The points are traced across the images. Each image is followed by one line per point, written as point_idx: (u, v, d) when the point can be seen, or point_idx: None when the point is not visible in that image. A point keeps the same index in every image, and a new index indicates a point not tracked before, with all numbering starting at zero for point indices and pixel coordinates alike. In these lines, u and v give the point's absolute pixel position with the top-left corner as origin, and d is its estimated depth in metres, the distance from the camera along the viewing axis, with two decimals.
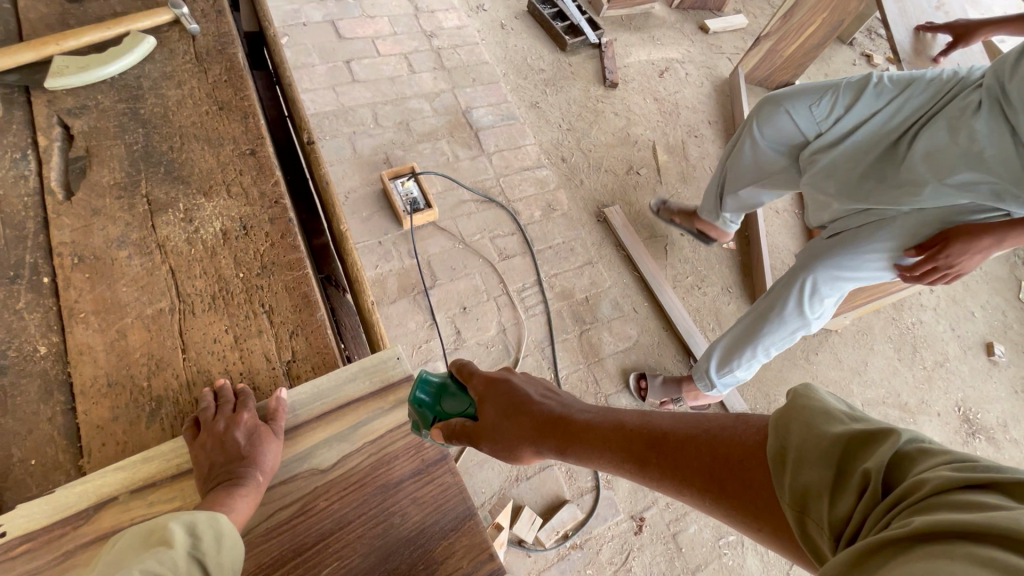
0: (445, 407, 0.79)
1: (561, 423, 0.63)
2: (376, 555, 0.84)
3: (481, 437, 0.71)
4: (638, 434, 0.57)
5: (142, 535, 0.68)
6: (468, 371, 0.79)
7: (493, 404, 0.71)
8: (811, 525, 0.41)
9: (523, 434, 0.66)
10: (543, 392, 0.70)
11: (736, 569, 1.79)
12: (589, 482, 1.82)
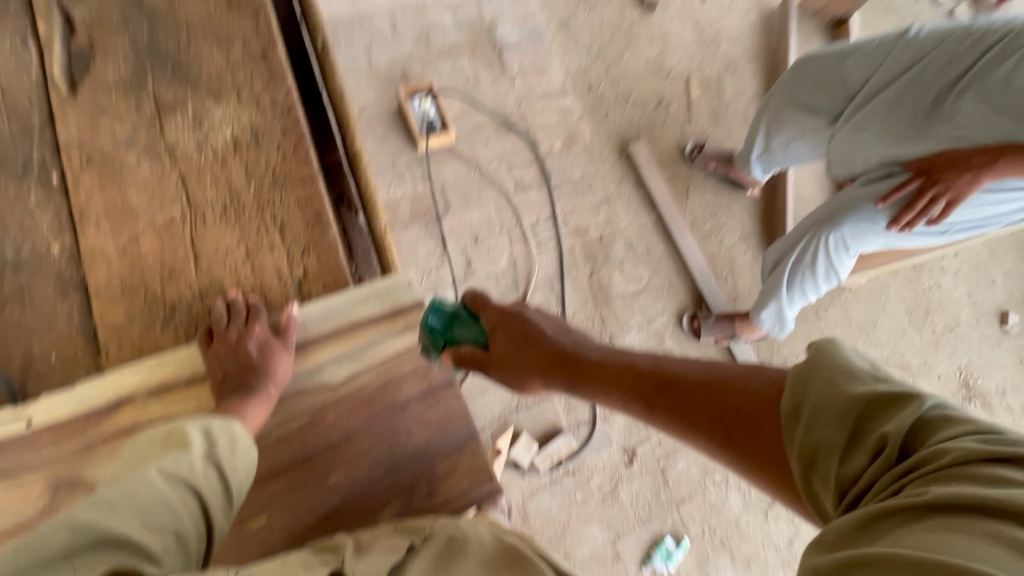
0: (456, 334, 0.78)
1: (572, 359, 0.66)
2: (382, 467, 0.88)
3: (489, 365, 0.74)
4: (650, 376, 0.58)
5: (161, 437, 0.70)
6: (483, 300, 0.79)
7: (505, 334, 0.73)
8: (816, 479, 0.42)
9: (534, 364, 0.69)
10: (556, 328, 0.73)
11: (717, 504, 1.88)
12: (586, 416, 1.87)
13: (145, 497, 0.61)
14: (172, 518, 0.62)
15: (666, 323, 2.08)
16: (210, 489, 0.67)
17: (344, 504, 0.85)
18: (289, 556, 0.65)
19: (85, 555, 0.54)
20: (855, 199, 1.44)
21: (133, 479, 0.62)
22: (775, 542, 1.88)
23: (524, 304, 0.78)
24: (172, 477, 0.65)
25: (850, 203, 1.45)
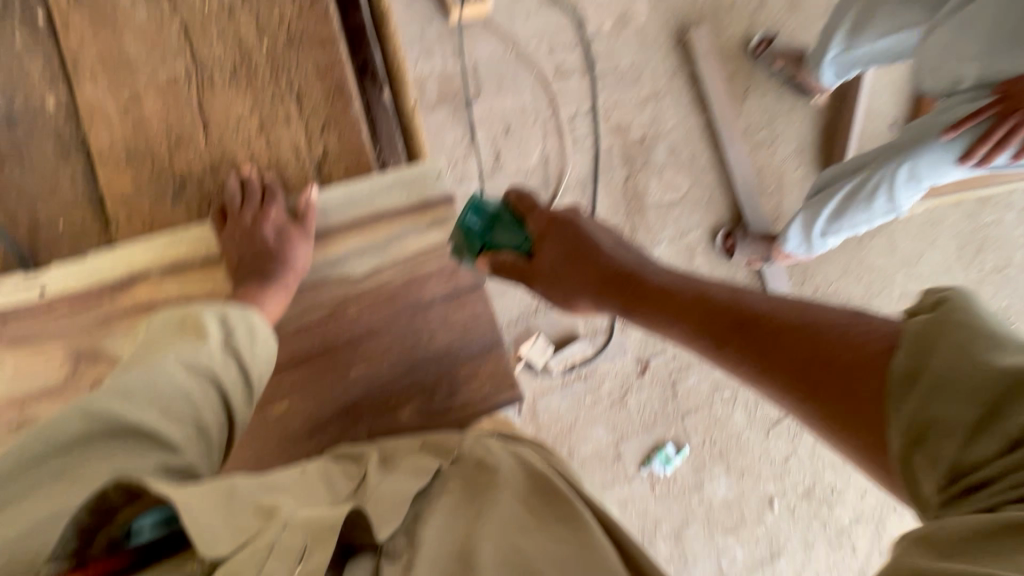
0: (496, 237, 0.74)
1: (635, 285, 0.63)
2: (403, 366, 0.85)
3: (534, 280, 0.70)
4: (723, 314, 0.54)
5: (176, 321, 0.67)
6: (529, 202, 0.74)
7: (555, 246, 0.68)
8: (920, 460, 0.37)
9: (590, 284, 0.66)
10: (614, 246, 0.68)
11: (722, 422, 1.75)
12: (605, 324, 1.74)
13: (162, 387, 0.60)
14: (192, 408, 0.61)
15: (700, 237, 1.93)
16: (230, 378, 0.65)
17: (365, 398, 0.84)
18: (312, 462, 0.68)
19: (106, 443, 0.55)
20: (940, 121, 1.14)
21: (149, 366, 0.60)
22: (773, 459, 1.76)
23: (576, 211, 0.72)
24: (189, 366, 0.62)
25: (928, 130, 1.16)
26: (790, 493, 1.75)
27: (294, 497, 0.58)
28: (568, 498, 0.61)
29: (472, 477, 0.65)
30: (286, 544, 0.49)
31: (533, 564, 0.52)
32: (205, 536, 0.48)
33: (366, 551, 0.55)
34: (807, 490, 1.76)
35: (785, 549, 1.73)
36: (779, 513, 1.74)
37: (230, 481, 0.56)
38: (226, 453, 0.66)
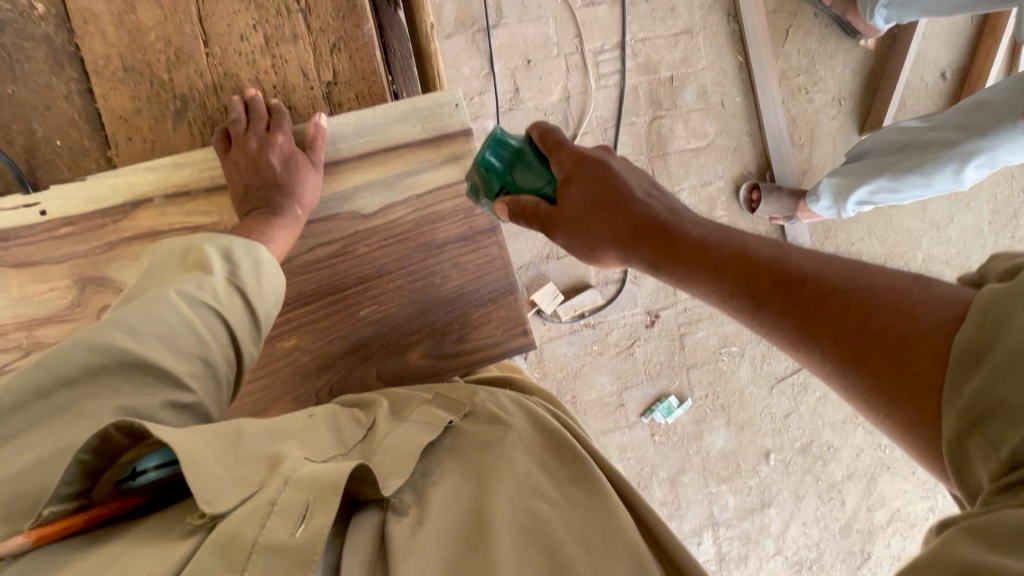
0: (517, 176, 0.71)
1: (666, 233, 0.56)
2: (414, 307, 0.83)
3: (554, 224, 0.65)
4: (766, 270, 0.47)
5: (179, 253, 0.65)
6: (555, 139, 0.68)
7: (582, 188, 0.63)
8: (975, 443, 0.32)
9: (616, 230, 0.60)
10: (648, 194, 0.61)
11: (726, 374, 1.73)
12: (618, 274, 1.70)
13: (166, 322, 0.57)
14: (198, 345, 0.60)
15: (724, 187, 1.83)
16: (236, 315, 0.64)
17: (374, 339, 0.83)
18: (320, 406, 0.68)
19: (110, 378, 0.53)
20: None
21: (150, 299, 0.58)
22: (774, 414, 1.74)
23: (610, 153, 0.66)
24: (194, 302, 0.60)
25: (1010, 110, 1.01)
26: (788, 448, 1.73)
27: (301, 445, 0.57)
28: (583, 459, 0.61)
29: (485, 436, 0.63)
30: (287, 501, 0.45)
31: (548, 529, 0.53)
32: (205, 489, 0.47)
33: (372, 506, 0.54)
34: (805, 445, 1.74)
35: (776, 499, 1.73)
36: (774, 465, 1.73)
37: (237, 423, 0.56)
38: (235, 389, 0.66)
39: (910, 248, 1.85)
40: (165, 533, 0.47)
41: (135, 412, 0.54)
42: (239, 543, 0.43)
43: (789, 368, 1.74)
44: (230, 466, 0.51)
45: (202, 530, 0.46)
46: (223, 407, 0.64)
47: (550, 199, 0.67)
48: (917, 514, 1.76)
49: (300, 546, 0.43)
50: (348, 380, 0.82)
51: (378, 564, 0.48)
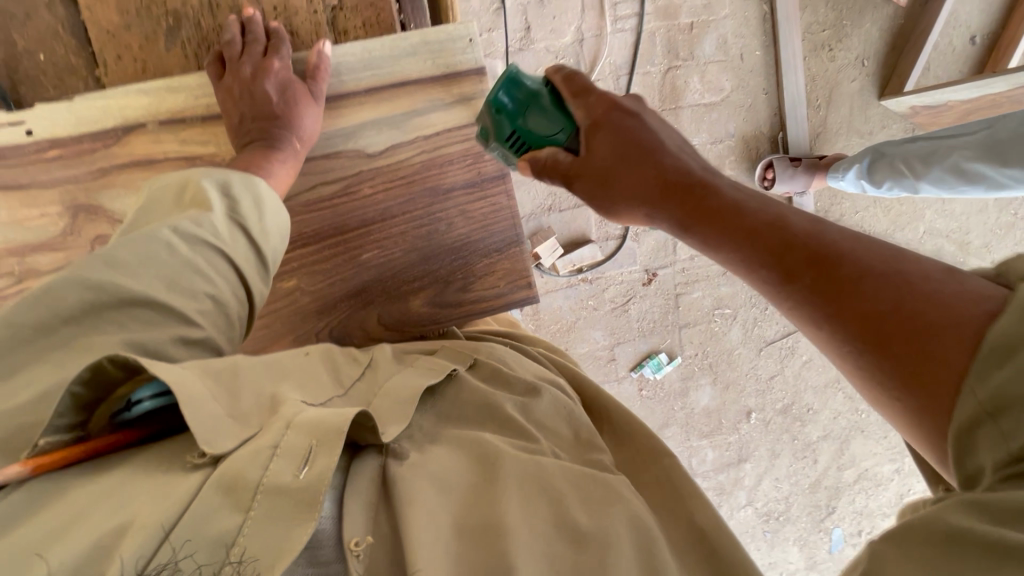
0: (527, 120, 0.67)
1: (693, 192, 0.52)
2: (416, 253, 0.82)
3: (571, 172, 0.63)
4: (801, 239, 0.43)
5: (175, 187, 0.62)
6: (577, 83, 0.65)
7: (611, 135, 0.59)
8: (987, 429, 0.32)
9: (636, 183, 0.57)
10: (679, 150, 0.57)
11: (718, 336, 1.74)
12: (618, 231, 1.69)
13: (164, 260, 0.56)
14: (203, 282, 0.58)
15: (734, 145, 1.78)
16: (240, 251, 0.62)
17: (375, 283, 0.81)
18: (314, 346, 0.69)
19: (114, 315, 0.52)
20: None
21: (142, 236, 0.56)
22: (759, 375, 1.76)
23: (643, 105, 0.62)
24: (191, 240, 0.58)
25: None
26: (769, 408, 1.77)
27: (297, 387, 0.58)
28: (587, 434, 0.63)
29: (488, 393, 0.63)
30: (291, 445, 0.46)
31: (554, 481, 0.54)
32: (205, 430, 0.47)
33: (371, 450, 0.54)
34: (785, 406, 1.78)
35: (752, 455, 1.79)
36: (754, 424, 1.78)
37: (234, 361, 0.56)
38: (248, 324, 0.66)
39: (913, 220, 1.82)
40: (166, 467, 0.46)
41: (143, 347, 0.53)
42: (244, 483, 0.43)
43: (779, 332, 1.75)
44: (232, 409, 0.51)
45: (207, 465, 0.45)
46: (236, 342, 0.64)
47: (567, 148, 0.65)
48: (883, 475, 1.81)
49: (305, 487, 0.43)
50: (349, 323, 0.81)
51: (381, 507, 0.49)
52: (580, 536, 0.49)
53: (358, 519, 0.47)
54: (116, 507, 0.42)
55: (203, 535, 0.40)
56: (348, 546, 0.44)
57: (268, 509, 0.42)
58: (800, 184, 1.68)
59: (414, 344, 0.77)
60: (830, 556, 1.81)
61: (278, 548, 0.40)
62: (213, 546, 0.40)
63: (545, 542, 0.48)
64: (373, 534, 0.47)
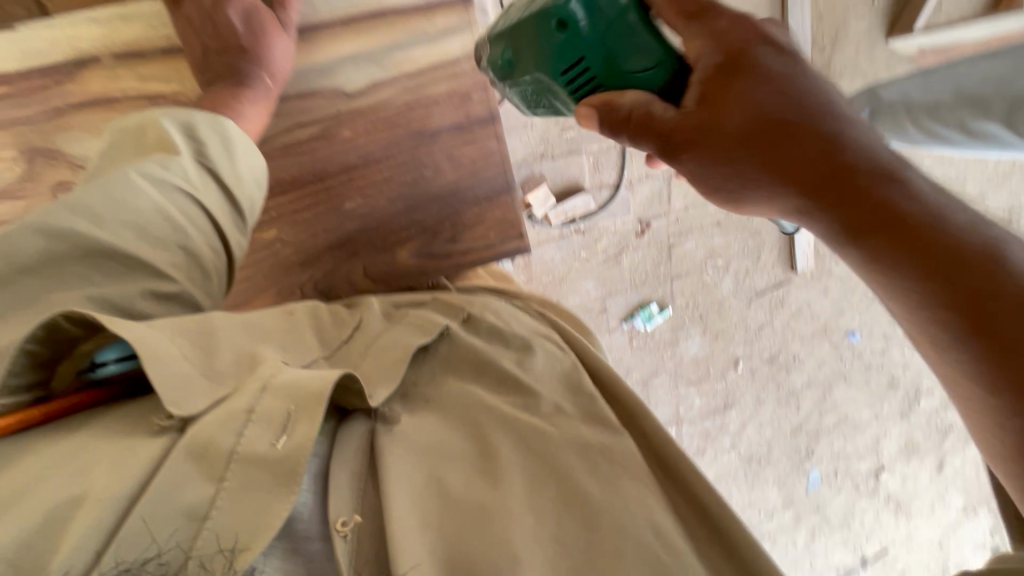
0: (614, 49, 0.57)
1: (858, 180, 0.44)
2: (401, 202, 0.78)
3: (679, 132, 0.52)
4: (973, 258, 0.39)
5: (137, 127, 0.57)
6: (690, 11, 0.56)
7: (750, 104, 0.50)
8: None
9: (775, 164, 0.48)
10: (836, 116, 0.48)
11: (709, 287, 1.71)
12: (613, 179, 1.65)
13: (131, 206, 0.53)
14: (174, 232, 0.55)
15: None
16: (213, 201, 0.58)
17: (360, 234, 0.78)
18: (300, 303, 0.66)
19: (77, 265, 0.50)
20: None
21: (107, 178, 0.52)
22: (748, 324, 1.73)
23: (793, 62, 0.52)
24: (159, 185, 0.54)
25: None
26: (755, 355, 1.74)
27: (279, 346, 0.56)
28: (582, 381, 0.62)
29: (479, 350, 0.62)
30: (267, 411, 0.46)
31: (558, 456, 0.55)
32: (173, 390, 0.46)
33: (358, 415, 0.54)
34: (772, 355, 1.74)
35: (737, 401, 1.76)
36: (742, 372, 1.74)
37: (209, 318, 0.54)
38: (229, 281, 0.62)
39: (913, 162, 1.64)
40: (132, 431, 0.46)
41: (109, 300, 0.51)
42: (217, 451, 0.43)
43: (769, 282, 1.71)
44: (206, 368, 0.50)
45: (173, 431, 0.46)
46: (217, 296, 0.60)
47: (661, 98, 0.57)
48: (862, 420, 1.77)
49: (283, 458, 0.43)
50: (334, 277, 0.78)
51: (368, 477, 0.50)
52: (577, 514, 0.51)
53: (344, 498, 0.47)
54: (78, 472, 0.42)
55: (170, 503, 0.41)
56: (334, 527, 0.45)
57: (243, 480, 0.42)
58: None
59: (407, 295, 0.74)
60: (807, 496, 1.78)
61: (254, 523, 0.41)
62: (184, 517, 0.41)
63: (554, 527, 0.50)
64: (361, 513, 0.47)
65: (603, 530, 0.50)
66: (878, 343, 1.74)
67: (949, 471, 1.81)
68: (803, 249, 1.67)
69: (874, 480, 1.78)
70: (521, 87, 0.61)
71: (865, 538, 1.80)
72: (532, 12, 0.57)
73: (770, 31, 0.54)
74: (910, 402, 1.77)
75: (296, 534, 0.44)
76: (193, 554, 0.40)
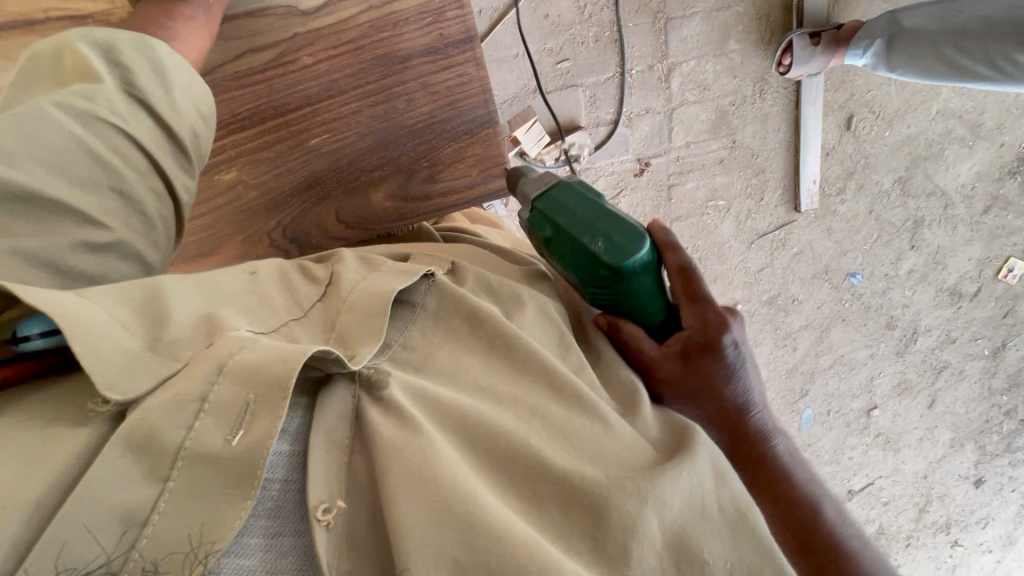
0: (635, 291, 0.62)
1: (754, 446, 0.57)
2: (373, 139, 0.71)
3: (656, 372, 0.61)
4: (818, 534, 0.51)
5: (48, 57, 0.51)
6: (694, 286, 0.63)
7: (701, 373, 0.60)
8: None
9: (713, 417, 0.59)
10: (757, 393, 0.61)
11: (709, 230, 1.64)
12: (610, 115, 1.54)
13: (50, 144, 0.46)
14: (104, 172, 0.49)
15: (744, 13, 1.50)
16: (149, 136, 0.52)
17: (328, 174, 0.72)
18: (263, 262, 0.61)
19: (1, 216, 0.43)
20: None
21: (17, 113, 0.46)
22: (748, 268, 1.67)
23: (744, 354, 0.62)
24: (81, 118, 0.48)
25: None
26: (755, 299, 1.69)
27: (239, 308, 0.51)
28: (567, 336, 0.61)
29: (473, 304, 0.58)
30: (221, 398, 0.40)
31: (554, 447, 0.46)
32: (108, 371, 0.40)
33: (339, 377, 0.47)
34: (771, 297, 1.68)
35: None
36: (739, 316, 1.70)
37: (156, 282, 0.48)
38: (174, 232, 0.58)
39: (926, 99, 1.54)
40: (58, 415, 0.40)
41: (39, 259, 0.45)
42: (161, 444, 0.38)
43: (772, 223, 1.64)
44: (151, 341, 0.44)
45: (107, 419, 0.40)
46: (162, 248, 0.56)
47: (652, 334, 0.65)
48: (858, 359, 1.72)
49: (239, 456, 0.38)
50: (303, 222, 0.73)
51: (356, 447, 0.44)
52: (583, 492, 0.43)
53: (326, 478, 0.42)
54: None
55: (99, 506, 0.35)
56: (314, 515, 0.40)
57: (190, 479, 0.38)
58: (817, 67, 1.43)
59: (379, 247, 0.71)
60: (799, 433, 1.78)
61: (206, 524, 0.37)
62: (121, 522, 0.35)
63: (558, 520, 0.43)
64: (345, 497, 0.42)
65: (609, 513, 0.42)
66: (878, 284, 1.66)
67: (939, 408, 1.74)
68: (807, 185, 1.59)
69: (866, 418, 1.76)
70: (553, 263, 0.68)
71: (853, 473, 1.79)
72: (586, 242, 0.61)
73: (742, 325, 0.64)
74: (907, 342, 1.70)
75: (271, 527, 0.39)
76: (132, 561, 0.35)
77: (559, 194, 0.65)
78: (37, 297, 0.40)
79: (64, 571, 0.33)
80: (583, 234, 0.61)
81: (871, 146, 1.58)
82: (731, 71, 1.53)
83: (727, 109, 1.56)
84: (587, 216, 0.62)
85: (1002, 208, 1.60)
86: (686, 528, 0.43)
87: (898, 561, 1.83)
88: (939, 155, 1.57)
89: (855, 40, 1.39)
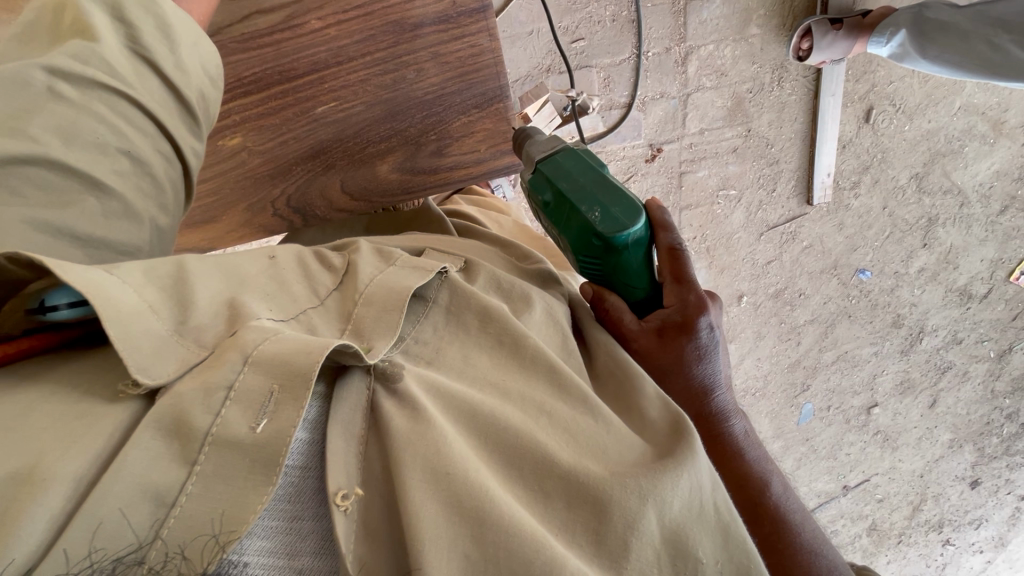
0: (624, 263, 0.64)
1: (716, 426, 0.59)
2: (381, 108, 0.71)
3: (632, 344, 0.63)
4: (769, 515, 0.53)
5: (53, 15, 0.50)
6: (680, 268, 0.65)
7: (672, 351, 0.62)
8: None
9: (679, 395, 0.61)
10: (724, 378, 0.63)
11: (719, 220, 1.62)
12: (624, 99, 1.51)
13: (57, 113, 0.46)
14: (113, 135, 0.48)
15: None
16: (155, 96, 0.51)
17: (334, 142, 0.72)
18: (283, 247, 0.60)
19: (7, 176, 0.42)
20: None
21: (8, 75, 0.44)
22: (756, 260, 1.65)
23: (716, 338, 0.63)
24: (81, 81, 0.47)
25: None
26: (761, 292, 1.67)
27: (261, 294, 0.51)
28: (569, 334, 0.61)
29: (484, 300, 0.57)
30: (247, 387, 0.40)
31: (557, 446, 0.45)
32: (141, 355, 0.39)
33: (356, 369, 0.46)
34: (778, 290, 1.66)
35: (738, 336, 1.71)
36: (744, 308, 1.68)
37: (181, 261, 0.48)
38: (185, 196, 0.57)
39: (949, 93, 1.50)
40: (86, 392, 0.39)
41: (50, 227, 0.44)
42: (190, 431, 0.37)
43: (783, 216, 1.61)
44: (176, 324, 0.43)
45: (139, 400, 0.39)
46: (172, 211, 0.55)
47: (634, 308, 0.67)
48: (861, 356, 1.71)
49: (263, 443, 0.38)
50: (308, 192, 0.74)
51: (371, 440, 0.44)
52: (589, 488, 0.43)
53: (347, 465, 0.41)
54: None
55: (132, 486, 0.34)
56: (333, 500, 0.39)
57: (217, 464, 0.37)
58: (839, 53, 1.39)
59: (389, 236, 0.71)
60: (797, 428, 1.78)
61: (229, 508, 0.36)
62: (149, 504, 0.34)
63: (564, 512, 0.43)
64: (362, 487, 0.41)
65: (613, 510, 0.42)
66: (887, 281, 1.64)
67: (941, 408, 1.73)
68: (821, 179, 1.55)
69: (866, 415, 1.75)
70: (551, 228, 0.70)
71: (849, 468, 1.79)
72: (583, 210, 0.63)
73: (716, 311, 0.65)
74: (913, 340, 1.68)
75: (290, 510, 0.39)
76: (158, 544, 0.34)
77: (564, 162, 0.67)
78: (74, 275, 0.39)
79: (95, 553, 0.32)
80: (583, 203, 0.63)
81: (889, 140, 1.54)
82: (750, 57, 1.49)
83: (744, 96, 1.52)
84: (589, 187, 0.64)
85: (1019, 209, 1.57)
86: (685, 527, 0.43)
87: (888, 558, 1.84)
88: (959, 152, 1.53)
89: (879, 27, 1.36)
